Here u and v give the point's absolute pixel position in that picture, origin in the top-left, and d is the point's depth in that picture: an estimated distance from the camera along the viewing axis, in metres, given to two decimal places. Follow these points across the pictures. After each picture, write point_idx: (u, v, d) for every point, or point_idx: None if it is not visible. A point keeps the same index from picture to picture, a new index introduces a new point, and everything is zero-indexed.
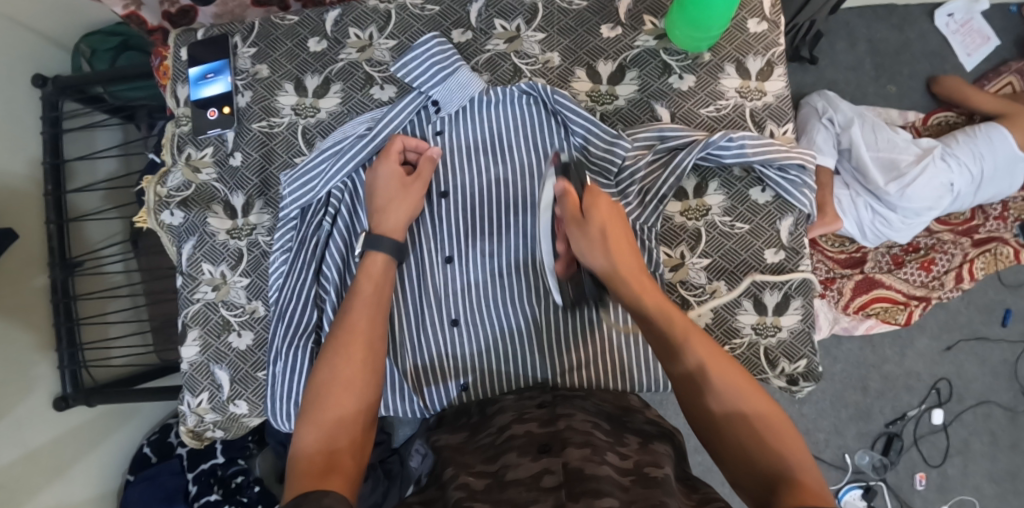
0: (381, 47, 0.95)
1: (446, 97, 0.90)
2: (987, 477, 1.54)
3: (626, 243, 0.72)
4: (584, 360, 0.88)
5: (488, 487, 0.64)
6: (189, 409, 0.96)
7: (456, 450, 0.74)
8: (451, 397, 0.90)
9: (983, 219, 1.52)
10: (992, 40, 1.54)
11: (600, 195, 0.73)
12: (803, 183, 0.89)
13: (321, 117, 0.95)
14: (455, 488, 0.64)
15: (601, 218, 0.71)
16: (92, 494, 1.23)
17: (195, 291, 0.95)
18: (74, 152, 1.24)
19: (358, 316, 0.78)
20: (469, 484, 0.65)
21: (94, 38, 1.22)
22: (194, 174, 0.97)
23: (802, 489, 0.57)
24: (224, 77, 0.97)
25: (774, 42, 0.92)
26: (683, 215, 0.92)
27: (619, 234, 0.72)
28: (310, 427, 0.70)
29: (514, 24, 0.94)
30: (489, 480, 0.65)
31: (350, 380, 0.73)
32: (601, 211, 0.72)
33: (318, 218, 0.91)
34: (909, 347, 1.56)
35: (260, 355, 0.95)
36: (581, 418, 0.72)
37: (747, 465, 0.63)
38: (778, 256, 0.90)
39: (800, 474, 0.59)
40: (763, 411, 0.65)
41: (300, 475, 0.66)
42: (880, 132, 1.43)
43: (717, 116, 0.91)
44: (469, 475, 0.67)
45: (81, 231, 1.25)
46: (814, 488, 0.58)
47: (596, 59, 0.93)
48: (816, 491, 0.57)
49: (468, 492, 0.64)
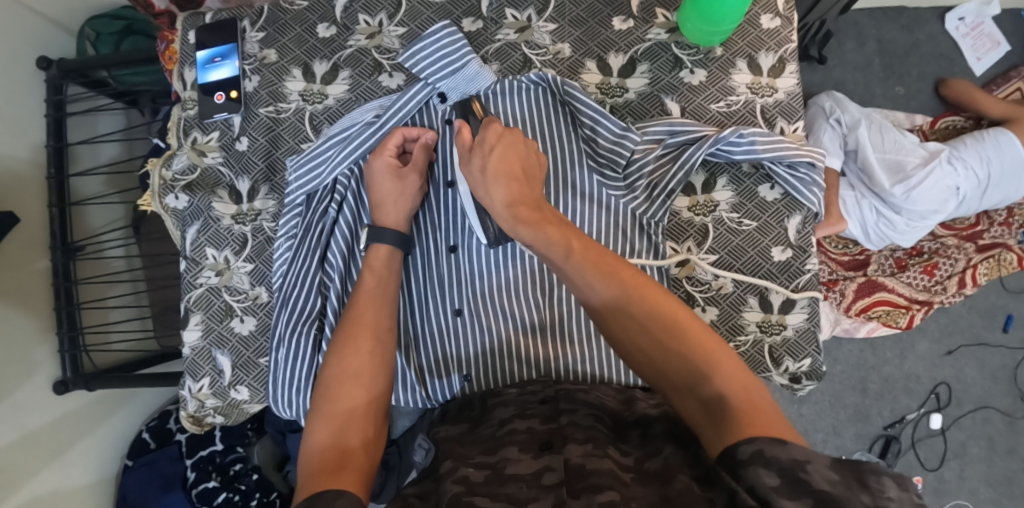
0: (390, 34, 0.94)
1: (453, 87, 0.89)
2: (982, 481, 1.54)
3: (507, 181, 0.73)
4: (587, 355, 0.87)
5: (487, 479, 0.64)
6: (190, 394, 0.96)
7: (456, 443, 0.73)
8: (454, 389, 0.89)
9: (988, 224, 1.52)
10: (1002, 45, 1.54)
11: (488, 137, 0.76)
12: (812, 182, 0.88)
13: (329, 104, 0.95)
14: (453, 482, 0.64)
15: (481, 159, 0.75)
16: (90, 478, 1.22)
17: (198, 276, 0.95)
18: (77, 135, 1.23)
19: (363, 309, 0.78)
20: (469, 476, 0.64)
21: (100, 21, 1.21)
22: (200, 158, 0.96)
23: (749, 420, 0.59)
24: (232, 61, 0.96)
25: (787, 38, 0.91)
26: (691, 211, 0.91)
27: (501, 174, 0.74)
28: (321, 421, 0.70)
29: (525, 14, 0.93)
30: (489, 472, 0.65)
31: (359, 378, 0.73)
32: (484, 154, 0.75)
33: (324, 204, 0.90)
34: (910, 350, 1.56)
35: (263, 341, 0.94)
36: (584, 413, 0.72)
37: (688, 399, 0.63)
38: (785, 254, 0.90)
39: (739, 398, 0.61)
40: (691, 338, 0.65)
41: (312, 473, 0.65)
42: (887, 134, 1.43)
43: (728, 112, 0.90)
44: (468, 468, 0.66)
45: (83, 215, 1.24)
46: (756, 409, 0.60)
47: (607, 51, 0.92)
48: (765, 422, 0.59)
49: (467, 485, 0.63)
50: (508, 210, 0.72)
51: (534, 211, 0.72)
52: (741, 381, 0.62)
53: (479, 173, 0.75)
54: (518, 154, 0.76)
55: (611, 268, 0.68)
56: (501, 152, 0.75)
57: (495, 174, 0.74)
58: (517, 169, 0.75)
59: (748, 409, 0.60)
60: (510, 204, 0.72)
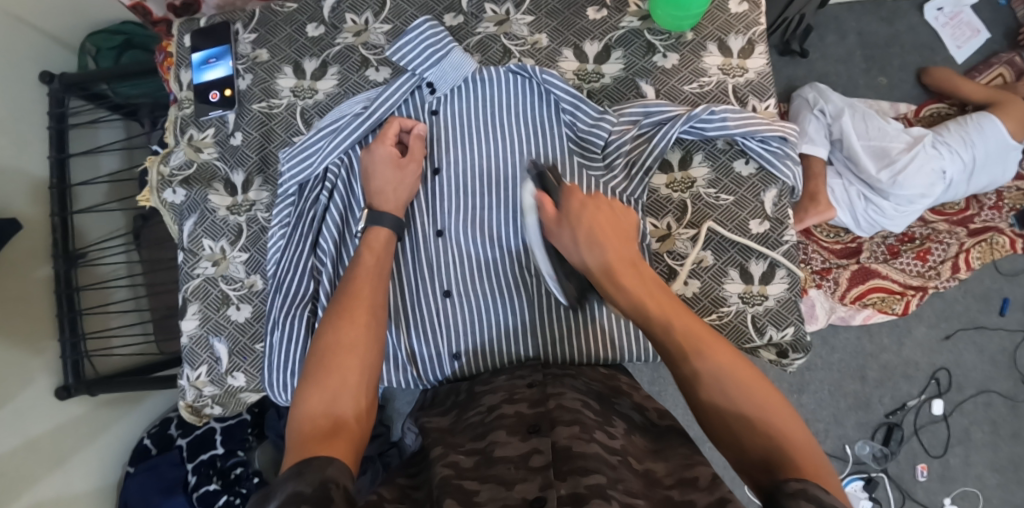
0: (376, 31, 0.99)
1: (440, 77, 0.93)
2: (988, 468, 1.54)
3: (610, 238, 0.75)
4: (572, 330, 0.90)
5: (477, 464, 0.66)
6: (188, 383, 0.99)
7: (446, 432, 0.76)
8: (445, 368, 0.93)
9: (978, 208, 1.56)
10: (982, 33, 1.59)
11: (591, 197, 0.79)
12: (785, 155, 0.91)
13: (318, 98, 0.99)
14: (442, 465, 0.66)
15: (588, 216, 0.76)
16: (92, 484, 1.25)
17: (195, 266, 0.99)
18: (78, 147, 1.29)
19: (360, 285, 0.81)
20: (458, 462, 0.67)
21: (100, 37, 1.28)
22: (196, 154, 1.01)
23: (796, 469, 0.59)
24: (225, 62, 1.01)
25: (755, 21, 0.95)
26: (669, 187, 0.95)
27: (604, 232, 0.76)
28: (313, 391, 0.72)
29: (504, 8, 0.98)
30: (478, 457, 0.68)
31: (351, 356, 0.75)
32: (588, 207, 0.77)
33: (315, 192, 0.94)
34: (907, 336, 1.57)
35: (258, 327, 0.97)
36: (570, 397, 0.75)
37: (692, 371, 0.67)
38: (763, 226, 0.92)
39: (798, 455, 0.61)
40: (763, 404, 0.64)
41: (304, 438, 0.68)
42: (871, 122, 1.46)
43: (700, 92, 0.94)
44: (458, 454, 0.68)
45: (83, 226, 1.30)
46: (810, 465, 0.60)
47: (583, 39, 0.96)
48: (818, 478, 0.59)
49: (456, 469, 0.66)
50: (607, 275, 0.74)
51: (631, 274, 0.73)
52: (783, 416, 0.64)
53: (574, 235, 0.76)
54: (615, 214, 0.78)
55: (701, 340, 0.68)
56: (594, 215, 0.77)
57: (600, 232, 0.76)
58: (612, 235, 0.76)
59: (803, 465, 0.60)
60: (608, 263, 0.74)
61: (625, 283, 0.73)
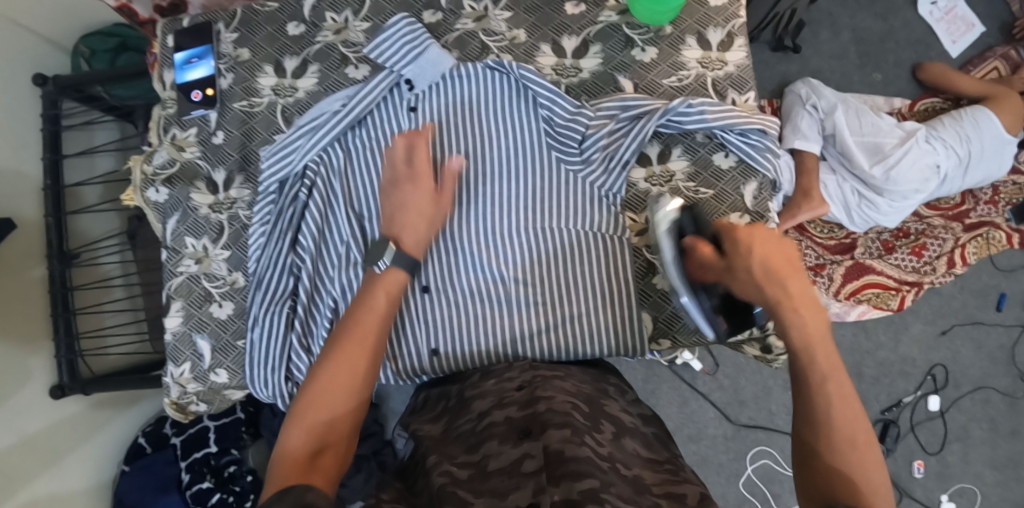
0: (356, 29, 0.99)
1: (418, 74, 0.93)
2: (987, 464, 1.53)
3: (790, 276, 0.73)
4: (551, 325, 0.91)
5: (471, 476, 0.66)
6: (172, 380, 0.99)
7: (438, 441, 0.76)
8: (423, 362, 0.93)
9: (973, 203, 1.55)
10: (977, 27, 1.58)
11: (767, 232, 0.76)
12: (764, 148, 0.91)
13: (299, 96, 0.99)
14: (438, 474, 0.66)
15: (762, 253, 0.75)
16: (86, 483, 1.26)
17: (178, 264, 0.99)
18: (73, 148, 1.31)
19: (363, 323, 0.78)
20: (452, 472, 0.67)
21: (93, 39, 1.29)
22: (179, 152, 1.02)
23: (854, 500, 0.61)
24: (207, 62, 1.02)
25: (735, 14, 0.95)
26: (648, 181, 0.94)
27: (782, 269, 0.74)
28: (300, 428, 0.71)
29: (482, 5, 0.98)
30: (472, 471, 0.67)
31: (343, 394, 0.74)
32: (764, 244, 0.75)
33: (295, 190, 0.94)
34: (904, 332, 1.56)
35: (240, 324, 0.98)
36: (560, 400, 0.73)
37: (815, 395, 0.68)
38: (744, 220, 0.92)
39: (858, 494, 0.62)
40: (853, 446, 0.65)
41: (285, 473, 0.68)
42: (865, 118, 1.44)
43: (679, 86, 0.94)
44: (452, 465, 0.68)
45: (79, 226, 1.31)
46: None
47: (561, 35, 0.96)
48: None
49: (451, 478, 0.66)
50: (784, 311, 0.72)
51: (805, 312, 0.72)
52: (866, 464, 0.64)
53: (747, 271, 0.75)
54: (792, 248, 0.76)
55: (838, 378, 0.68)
56: (765, 252, 0.75)
57: (776, 270, 0.74)
58: (789, 274, 0.74)
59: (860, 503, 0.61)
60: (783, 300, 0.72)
61: (797, 317, 0.71)
